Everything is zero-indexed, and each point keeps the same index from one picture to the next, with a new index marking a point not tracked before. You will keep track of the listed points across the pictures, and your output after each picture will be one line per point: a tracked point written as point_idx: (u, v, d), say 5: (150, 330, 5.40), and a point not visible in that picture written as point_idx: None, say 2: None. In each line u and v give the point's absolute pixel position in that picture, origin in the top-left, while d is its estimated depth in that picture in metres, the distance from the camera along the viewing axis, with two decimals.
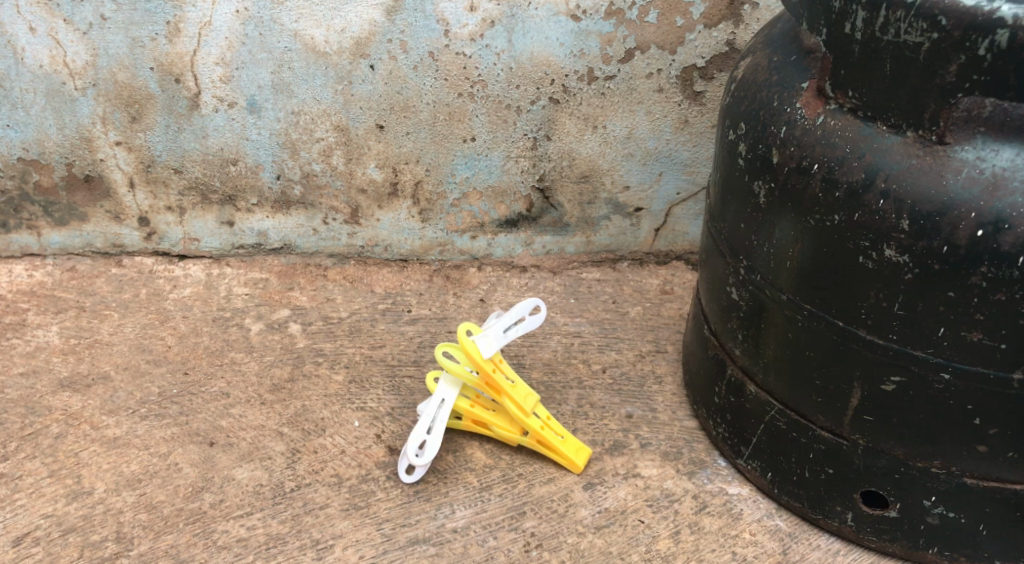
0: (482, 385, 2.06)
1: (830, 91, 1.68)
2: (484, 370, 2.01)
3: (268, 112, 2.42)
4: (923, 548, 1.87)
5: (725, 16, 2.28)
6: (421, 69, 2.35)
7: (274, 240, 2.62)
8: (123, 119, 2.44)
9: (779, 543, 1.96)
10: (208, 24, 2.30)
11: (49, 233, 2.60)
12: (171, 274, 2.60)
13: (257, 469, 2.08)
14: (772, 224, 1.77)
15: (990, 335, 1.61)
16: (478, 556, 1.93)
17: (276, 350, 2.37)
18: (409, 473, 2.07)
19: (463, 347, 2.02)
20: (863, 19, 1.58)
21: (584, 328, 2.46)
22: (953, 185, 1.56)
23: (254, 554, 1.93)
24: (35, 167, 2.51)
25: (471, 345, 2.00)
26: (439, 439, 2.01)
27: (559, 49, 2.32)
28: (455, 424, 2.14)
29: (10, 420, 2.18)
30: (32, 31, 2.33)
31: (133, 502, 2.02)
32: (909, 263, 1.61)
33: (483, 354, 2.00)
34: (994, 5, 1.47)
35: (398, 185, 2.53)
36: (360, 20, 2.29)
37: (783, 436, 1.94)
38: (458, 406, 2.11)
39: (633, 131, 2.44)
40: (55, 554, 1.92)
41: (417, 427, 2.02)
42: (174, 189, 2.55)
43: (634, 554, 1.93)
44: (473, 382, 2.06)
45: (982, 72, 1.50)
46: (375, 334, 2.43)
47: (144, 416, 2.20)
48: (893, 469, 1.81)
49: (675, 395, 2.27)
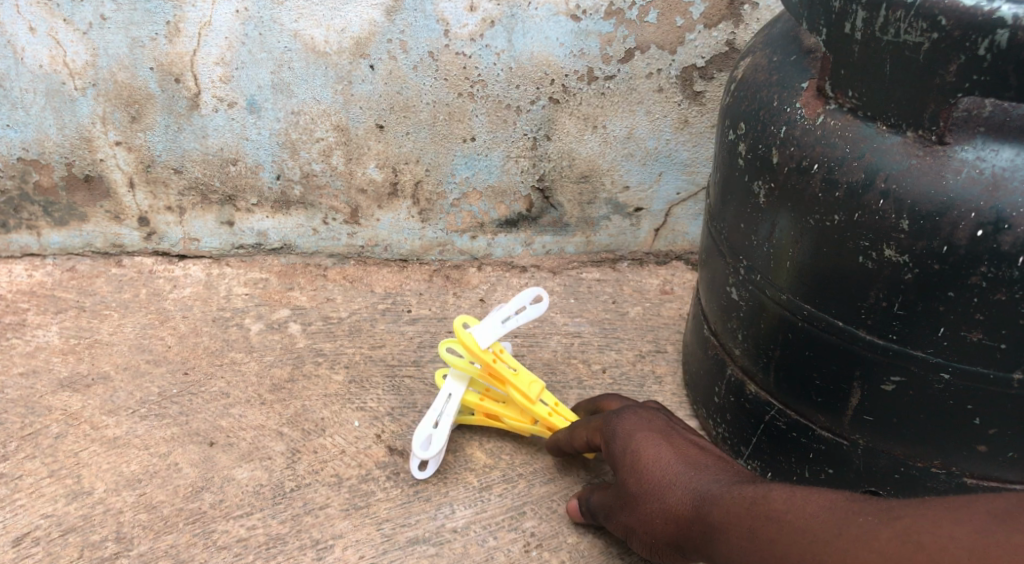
0: (486, 377, 2.06)
1: (831, 91, 1.68)
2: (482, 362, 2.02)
3: (268, 112, 2.42)
4: None
5: (725, 16, 2.28)
6: (421, 69, 2.35)
7: (274, 240, 2.63)
8: (123, 119, 2.44)
9: None
10: (207, 24, 2.30)
11: (49, 233, 2.60)
12: (171, 274, 2.60)
13: (257, 469, 2.08)
14: (772, 223, 1.77)
15: (990, 335, 1.61)
16: (478, 556, 1.93)
17: (276, 350, 2.37)
18: (420, 469, 2.07)
19: (460, 340, 2.03)
20: (863, 19, 1.58)
21: (584, 329, 2.46)
22: (953, 185, 1.56)
23: (254, 554, 1.93)
24: (35, 167, 2.51)
25: (468, 336, 2.01)
26: (446, 431, 2.02)
27: (559, 49, 2.32)
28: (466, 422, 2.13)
29: (10, 420, 2.18)
30: (32, 31, 2.33)
31: (133, 502, 2.01)
32: (909, 263, 1.61)
33: (480, 345, 2.01)
34: (994, 5, 1.47)
35: (398, 185, 2.53)
36: (359, 20, 2.29)
37: (783, 436, 1.94)
38: (467, 402, 2.11)
39: (633, 131, 2.44)
40: (55, 554, 1.92)
41: (423, 421, 2.02)
42: (174, 189, 2.55)
43: (634, 554, 1.93)
44: (478, 374, 2.06)
45: (982, 72, 1.49)
46: (375, 334, 2.43)
47: (144, 415, 2.19)
48: (894, 469, 1.81)
49: (675, 395, 2.27)
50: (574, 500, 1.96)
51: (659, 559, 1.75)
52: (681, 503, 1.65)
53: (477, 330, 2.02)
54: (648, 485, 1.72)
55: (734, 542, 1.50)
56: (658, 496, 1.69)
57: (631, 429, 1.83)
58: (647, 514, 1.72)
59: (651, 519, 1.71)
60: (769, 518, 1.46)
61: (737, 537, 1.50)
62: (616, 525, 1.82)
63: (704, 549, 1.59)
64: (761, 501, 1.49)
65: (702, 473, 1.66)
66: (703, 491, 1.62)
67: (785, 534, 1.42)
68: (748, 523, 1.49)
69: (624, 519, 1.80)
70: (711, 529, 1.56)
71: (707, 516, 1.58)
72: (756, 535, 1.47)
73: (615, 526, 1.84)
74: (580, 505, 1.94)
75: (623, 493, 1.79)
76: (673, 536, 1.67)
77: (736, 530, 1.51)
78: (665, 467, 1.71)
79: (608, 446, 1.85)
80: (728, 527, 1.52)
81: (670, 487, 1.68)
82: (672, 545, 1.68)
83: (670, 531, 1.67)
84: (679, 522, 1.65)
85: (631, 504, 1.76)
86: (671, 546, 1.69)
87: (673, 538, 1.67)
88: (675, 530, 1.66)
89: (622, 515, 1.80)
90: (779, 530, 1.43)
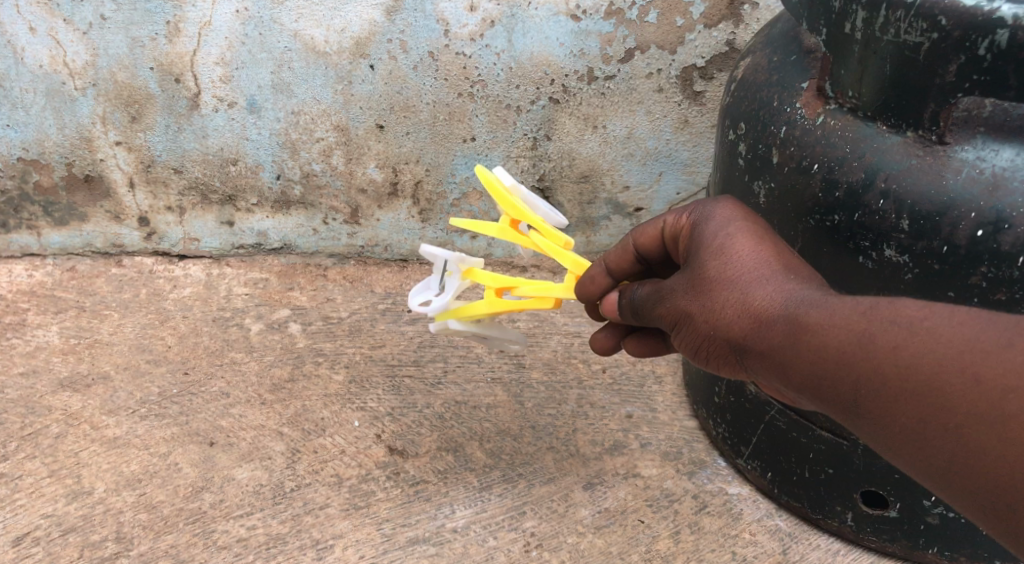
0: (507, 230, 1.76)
1: (830, 91, 1.68)
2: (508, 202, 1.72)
3: (268, 111, 2.42)
4: (924, 548, 1.88)
5: (725, 16, 2.28)
6: (421, 68, 2.35)
7: (274, 240, 2.63)
8: (123, 119, 2.44)
9: (779, 543, 1.96)
10: (208, 24, 2.31)
11: (49, 233, 2.60)
12: (171, 274, 2.59)
13: (257, 469, 2.08)
14: (772, 223, 1.77)
15: None
16: (478, 556, 1.93)
17: (276, 350, 2.37)
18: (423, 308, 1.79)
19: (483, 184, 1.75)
20: (863, 19, 1.58)
21: (584, 328, 2.45)
22: (953, 185, 1.56)
23: (254, 553, 1.93)
24: (35, 167, 2.51)
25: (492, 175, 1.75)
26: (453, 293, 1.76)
27: (559, 49, 2.32)
28: (479, 308, 1.75)
29: (10, 420, 2.18)
30: (33, 31, 2.34)
31: (133, 502, 2.01)
32: (909, 263, 1.62)
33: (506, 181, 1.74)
34: (994, 5, 1.47)
35: (398, 185, 2.53)
36: (360, 20, 2.29)
37: (783, 436, 1.94)
38: (480, 280, 1.76)
39: (633, 131, 2.44)
40: (55, 554, 1.92)
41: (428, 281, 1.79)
42: (174, 189, 2.56)
43: (634, 554, 1.93)
44: (497, 228, 1.75)
45: (982, 72, 1.49)
46: (375, 334, 2.42)
47: (144, 416, 2.19)
48: (894, 469, 1.81)
49: (675, 395, 2.27)
50: (615, 295, 1.68)
51: (709, 356, 1.53)
52: (771, 311, 1.41)
53: (501, 168, 1.76)
54: (726, 275, 1.47)
55: (833, 347, 1.34)
56: (735, 286, 1.46)
57: (719, 227, 1.53)
58: (714, 300, 1.47)
59: (718, 307, 1.47)
60: (890, 325, 1.30)
61: (848, 356, 1.33)
62: (665, 308, 1.54)
63: (791, 367, 1.39)
64: (881, 308, 1.32)
65: (797, 283, 1.43)
66: (805, 307, 1.38)
67: (917, 346, 1.28)
68: (860, 330, 1.32)
69: (676, 303, 1.52)
70: (799, 333, 1.38)
71: (805, 323, 1.37)
72: (873, 344, 1.31)
73: (657, 320, 1.58)
74: (622, 299, 1.65)
75: (689, 271, 1.52)
76: (748, 333, 1.44)
77: (838, 339, 1.34)
78: (752, 262, 1.46)
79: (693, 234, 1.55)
80: (837, 337, 1.34)
81: (752, 282, 1.45)
82: (733, 347, 1.47)
83: (740, 332, 1.45)
84: (761, 327, 1.42)
85: (696, 283, 1.50)
86: (731, 348, 1.47)
87: (743, 340, 1.44)
88: (753, 328, 1.43)
89: (679, 297, 1.52)
90: (903, 336, 1.29)
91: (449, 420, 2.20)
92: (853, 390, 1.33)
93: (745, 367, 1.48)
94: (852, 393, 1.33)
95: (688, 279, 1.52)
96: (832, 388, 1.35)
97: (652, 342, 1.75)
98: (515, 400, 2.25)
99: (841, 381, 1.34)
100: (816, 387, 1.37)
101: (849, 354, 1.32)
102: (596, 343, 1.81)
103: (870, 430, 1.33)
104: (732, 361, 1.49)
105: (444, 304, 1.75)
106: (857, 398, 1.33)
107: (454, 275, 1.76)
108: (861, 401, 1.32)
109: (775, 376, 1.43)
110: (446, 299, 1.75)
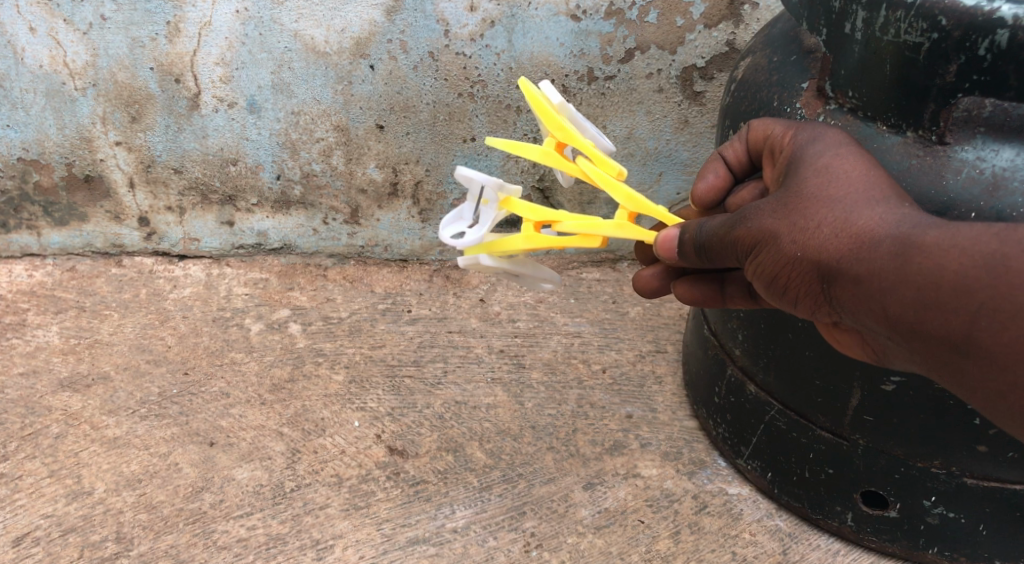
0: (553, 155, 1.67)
1: (831, 91, 1.69)
2: (555, 121, 1.63)
3: (268, 111, 2.43)
4: (924, 548, 1.88)
5: (725, 16, 2.27)
6: (421, 69, 2.35)
7: (274, 240, 2.62)
8: (123, 119, 2.45)
9: (780, 543, 1.96)
10: (207, 24, 2.31)
11: (49, 233, 2.60)
12: (171, 274, 2.59)
13: (257, 469, 2.08)
14: None
15: None
16: (478, 556, 1.93)
17: (275, 350, 2.37)
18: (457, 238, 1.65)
19: (530, 102, 1.64)
20: (863, 19, 1.58)
21: (584, 328, 2.45)
22: (953, 185, 1.56)
23: (254, 554, 1.93)
24: (35, 167, 2.51)
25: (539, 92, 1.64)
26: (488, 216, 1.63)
27: (559, 49, 2.32)
28: (516, 242, 1.64)
29: (10, 420, 2.18)
30: (32, 31, 2.34)
31: (133, 502, 2.01)
32: None
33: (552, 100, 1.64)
34: (994, 5, 1.46)
35: (398, 185, 2.53)
36: (359, 20, 2.29)
37: (783, 436, 1.94)
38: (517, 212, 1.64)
39: (633, 131, 2.44)
40: (55, 554, 1.92)
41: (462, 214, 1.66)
42: (174, 189, 2.56)
43: (635, 554, 1.93)
44: (540, 151, 1.64)
45: (982, 72, 1.49)
46: (375, 334, 2.42)
47: (144, 416, 2.19)
48: (894, 469, 1.81)
49: (675, 395, 2.27)
50: (674, 230, 1.60)
51: (787, 285, 1.48)
52: (879, 232, 1.38)
53: (547, 82, 1.65)
54: (826, 194, 1.43)
55: (955, 268, 1.31)
56: (838, 206, 1.42)
57: (822, 151, 1.49)
58: (810, 220, 1.43)
59: (814, 227, 1.42)
60: None
61: (969, 281, 1.31)
62: (745, 229, 1.48)
63: (894, 292, 1.36)
64: (1014, 231, 1.30)
65: (909, 206, 1.40)
66: (921, 228, 1.36)
67: None
68: (993, 249, 1.30)
69: (760, 223, 1.46)
70: (914, 255, 1.34)
71: (920, 244, 1.34)
72: (1007, 267, 1.28)
73: (730, 246, 1.50)
74: (683, 234, 1.58)
75: (780, 194, 1.48)
76: (846, 255, 1.40)
77: (959, 258, 1.31)
78: (858, 186, 1.43)
79: (790, 161, 1.53)
80: (958, 259, 1.31)
81: (859, 204, 1.41)
82: (823, 271, 1.42)
83: (836, 253, 1.41)
84: (865, 248, 1.38)
85: (789, 203, 1.45)
86: (821, 275, 1.43)
87: (838, 263, 1.41)
88: (851, 247, 1.39)
89: (765, 217, 1.46)
90: None
91: (449, 420, 2.20)
92: (970, 322, 1.31)
93: (830, 298, 1.44)
94: (966, 325, 1.32)
95: (778, 200, 1.47)
96: (941, 319, 1.33)
97: (706, 289, 1.74)
98: (515, 400, 2.26)
99: (954, 308, 1.32)
100: (922, 317, 1.35)
101: (972, 279, 1.30)
102: (641, 281, 1.81)
103: (978, 368, 1.33)
104: (816, 289, 1.45)
105: (480, 236, 1.63)
106: (973, 330, 1.31)
107: (490, 204, 1.63)
108: (978, 335, 1.31)
109: (869, 306, 1.40)
110: (482, 230, 1.63)
